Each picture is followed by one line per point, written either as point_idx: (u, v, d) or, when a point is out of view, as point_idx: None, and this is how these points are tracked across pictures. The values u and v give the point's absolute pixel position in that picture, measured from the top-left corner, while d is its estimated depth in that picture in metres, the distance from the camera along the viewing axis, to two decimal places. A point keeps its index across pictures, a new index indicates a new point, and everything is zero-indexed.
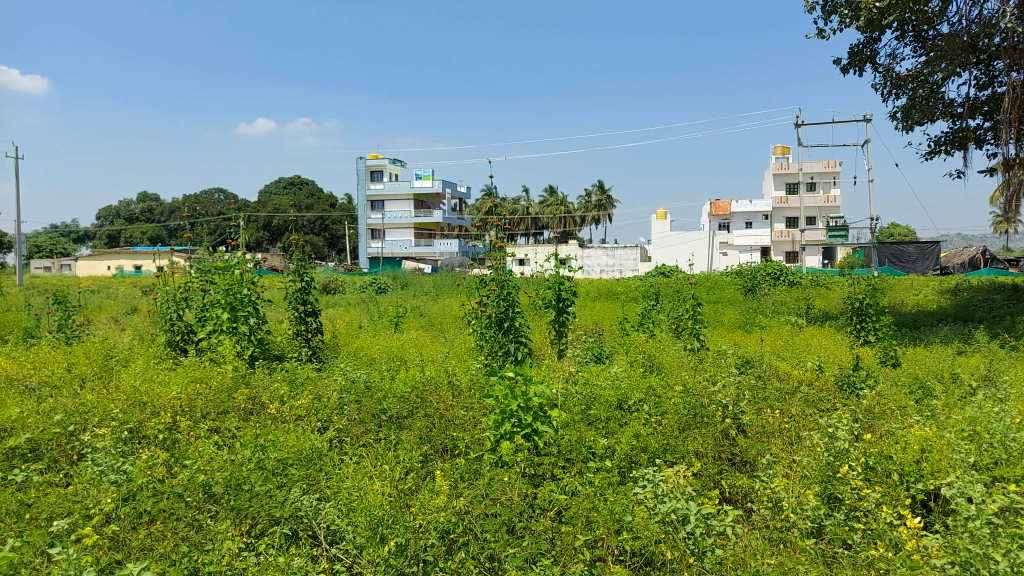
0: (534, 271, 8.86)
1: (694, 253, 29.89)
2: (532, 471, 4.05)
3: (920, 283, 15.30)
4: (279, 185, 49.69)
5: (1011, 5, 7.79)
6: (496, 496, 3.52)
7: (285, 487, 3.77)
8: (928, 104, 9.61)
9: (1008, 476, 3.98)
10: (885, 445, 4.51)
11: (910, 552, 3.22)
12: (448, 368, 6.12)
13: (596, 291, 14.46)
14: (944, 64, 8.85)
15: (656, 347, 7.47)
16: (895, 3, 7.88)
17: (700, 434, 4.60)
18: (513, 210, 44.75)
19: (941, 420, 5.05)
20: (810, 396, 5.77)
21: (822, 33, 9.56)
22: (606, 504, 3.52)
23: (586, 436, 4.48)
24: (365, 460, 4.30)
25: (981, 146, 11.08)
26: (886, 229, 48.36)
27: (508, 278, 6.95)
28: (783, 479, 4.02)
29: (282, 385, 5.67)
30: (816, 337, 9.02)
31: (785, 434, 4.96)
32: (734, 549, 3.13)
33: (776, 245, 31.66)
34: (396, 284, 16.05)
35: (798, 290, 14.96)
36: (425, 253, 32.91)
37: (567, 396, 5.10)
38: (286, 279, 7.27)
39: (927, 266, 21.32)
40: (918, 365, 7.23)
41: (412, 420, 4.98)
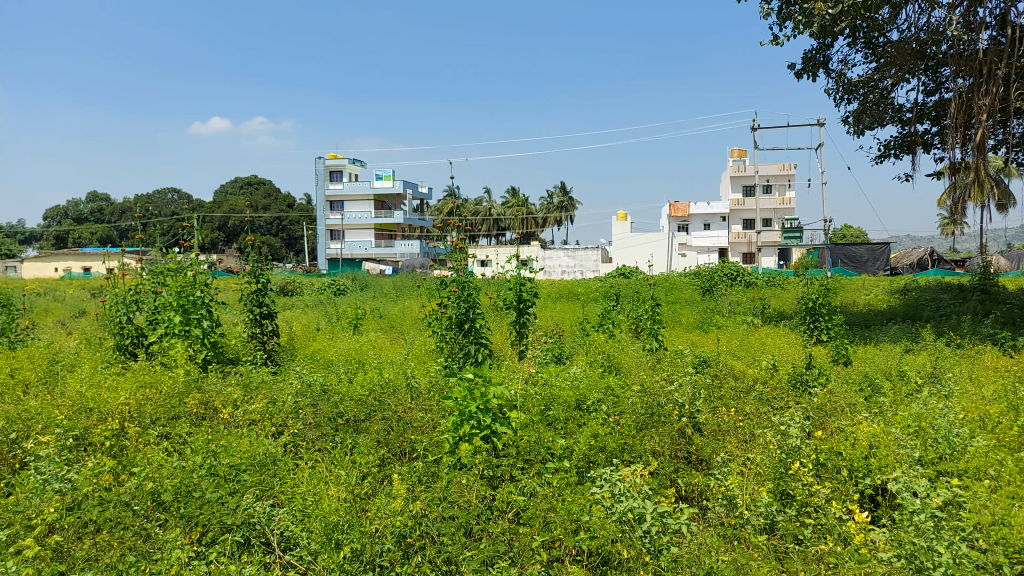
0: (496, 272, 8.85)
1: (654, 254, 30.23)
2: (491, 472, 4.03)
3: (870, 283, 15.74)
4: (235, 186, 48.69)
5: (957, 13, 8.04)
6: (454, 499, 3.49)
7: (238, 494, 3.68)
8: (878, 109, 9.89)
9: (951, 470, 4.13)
10: (835, 442, 4.61)
11: (858, 547, 3.30)
12: (406, 370, 6.07)
13: (557, 292, 14.50)
14: (894, 70, 9.11)
15: (615, 348, 7.52)
16: (846, 10, 8.07)
17: (657, 433, 4.65)
18: (475, 211, 44.71)
19: (889, 417, 5.18)
20: (764, 395, 5.87)
21: (777, 38, 9.75)
22: (563, 504, 3.52)
23: (545, 436, 4.49)
24: (320, 465, 4.24)
25: (929, 150, 11.43)
26: (839, 232, 49.69)
27: (469, 279, 6.92)
28: (737, 477, 4.09)
29: (236, 389, 5.55)
30: (771, 337, 9.19)
31: (740, 432, 5.04)
32: (689, 547, 3.16)
33: (733, 247, 32.16)
34: (355, 286, 15.84)
35: (755, 291, 15.23)
36: (386, 255, 32.61)
37: (526, 398, 5.11)
38: (241, 280, 7.12)
39: (877, 266, 21.99)
40: (868, 363, 7.42)
41: (369, 424, 4.92)
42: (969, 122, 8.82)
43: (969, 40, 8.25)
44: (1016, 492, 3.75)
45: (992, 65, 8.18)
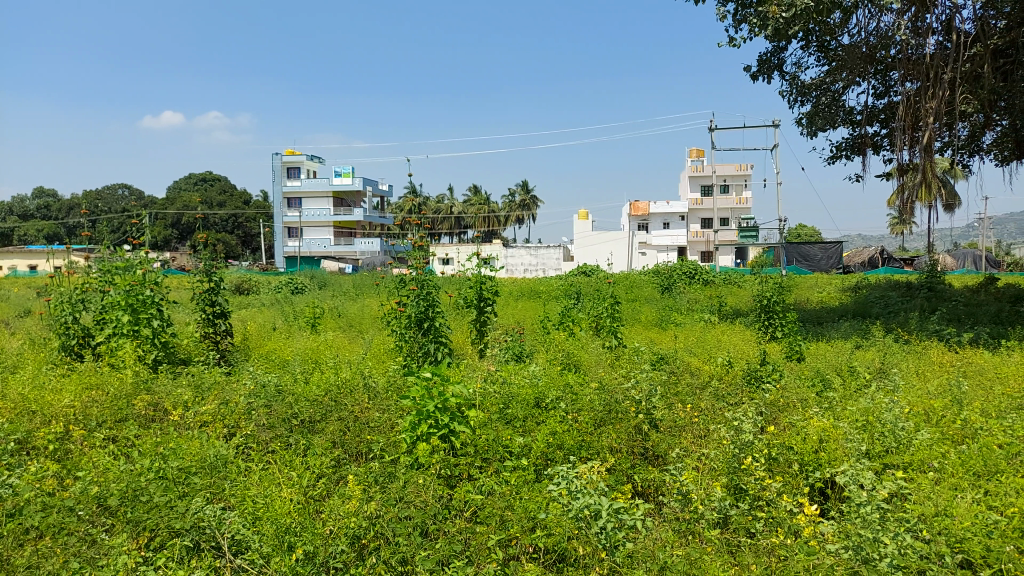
0: (456, 271, 8.81)
1: (614, 253, 30.50)
2: (449, 472, 4.02)
3: (823, 281, 16.12)
4: (189, 182, 47.60)
5: (905, 19, 8.25)
6: (410, 499, 3.46)
7: (187, 497, 3.59)
8: (830, 112, 10.12)
9: (896, 463, 4.26)
10: (787, 436, 4.71)
11: (807, 538, 3.37)
12: (364, 370, 5.99)
13: (518, 290, 14.50)
14: (846, 73, 9.33)
15: (575, 345, 7.56)
16: (799, 14, 8.22)
17: (614, 430, 4.68)
18: (437, 209, 44.50)
19: (838, 412, 5.31)
20: (719, 391, 5.96)
21: (732, 40, 9.88)
22: (520, 502, 3.53)
23: (503, 435, 4.49)
24: (273, 467, 4.17)
25: (878, 152, 11.75)
26: (795, 232, 50.88)
27: (428, 277, 6.86)
28: (691, 472, 4.14)
29: (187, 390, 5.42)
30: (728, 334, 9.34)
31: (696, 428, 5.11)
32: (643, 542, 3.19)
33: (692, 246, 32.58)
34: (313, 284, 15.60)
35: (712, 289, 15.46)
36: (345, 253, 32.28)
37: (484, 396, 5.11)
38: (193, 279, 6.94)
39: (831, 265, 22.56)
40: (820, 359, 7.60)
41: (324, 424, 4.85)
42: (916, 125, 9.08)
43: (917, 45, 8.49)
44: (957, 483, 3.88)
45: (938, 70, 8.43)
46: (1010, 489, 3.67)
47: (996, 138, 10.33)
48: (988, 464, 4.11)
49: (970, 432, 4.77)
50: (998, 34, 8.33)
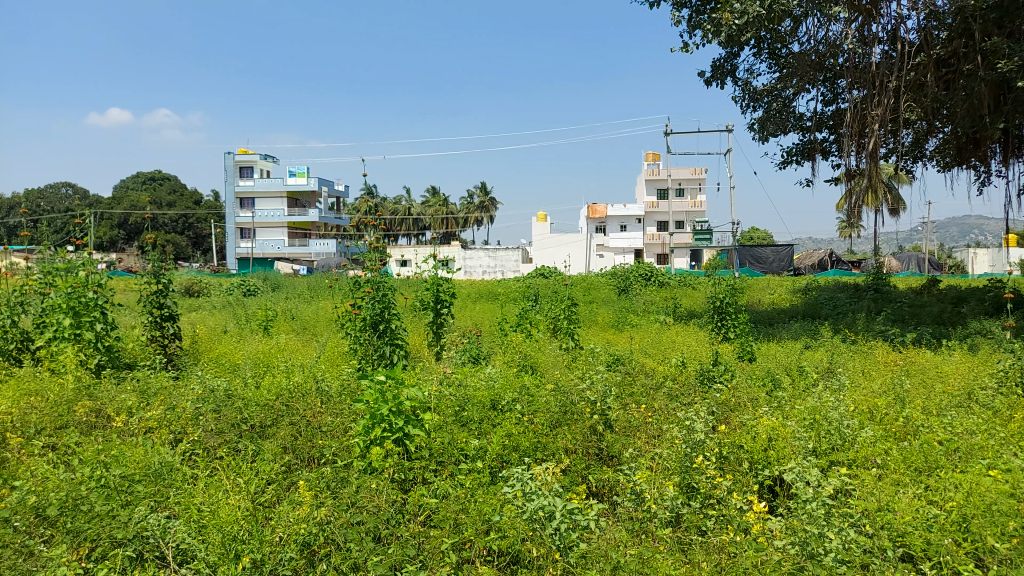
0: (413, 272, 8.75)
1: (571, 256, 30.72)
2: (402, 476, 3.99)
3: (775, 283, 16.47)
4: (137, 181, 46.27)
5: (852, 28, 8.49)
6: (363, 504, 3.42)
7: (130, 506, 3.48)
8: (781, 117, 10.36)
9: (842, 460, 4.38)
10: (737, 435, 4.79)
11: (756, 535, 3.43)
12: (317, 373, 5.89)
13: (476, 292, 14.45)
14: (796, 80, 9.55)
15: (532, 347, 7.57)
16: (751, 21, 8.39)
17: (569, 431, 4.69)
18: (394, 210, 44.17)
19: (787, 411, 5.43)
20: (672, 391, 6.05)
21: (686, 46, 10.02)
22: (474, 504, 3.51)
23: (458, 437, 4.47)
24: (220, 474, 4.07)
25: (827, 157, 12.06)
26: (748, 235, 52.08)
27: (384, 279, 6.77)
28: (645, 472, 4.18)
29: (131, 395, 5.27)
30: (681, 335, 9.48)
31: (650, 428, 5.16)
32: (597, 542, 3.21)
33: (648, 248, 33.04)
34: (267, 286, 15.31)
35: (668, 290, 15.67)
36: (300, 254, 31.81)
37: (440, 399, 5.08)
38: (140, 281, 6.73)
39: (782, 267, 23.10)
40: (771, 359, 7.77)
41: (275, 429, 4.77)
42: (862, 132, 9.35)
43: (863, 54, 8.73)
44: (897, 479, 4.01)
45: (883, 78, 8.69)
46: (949, 485, 3.78)
47: (938, 145, 10.68)
48: (928, 460, 4.26)
49: (912, 429, 4.94)
50: (940, 44, 8.61)
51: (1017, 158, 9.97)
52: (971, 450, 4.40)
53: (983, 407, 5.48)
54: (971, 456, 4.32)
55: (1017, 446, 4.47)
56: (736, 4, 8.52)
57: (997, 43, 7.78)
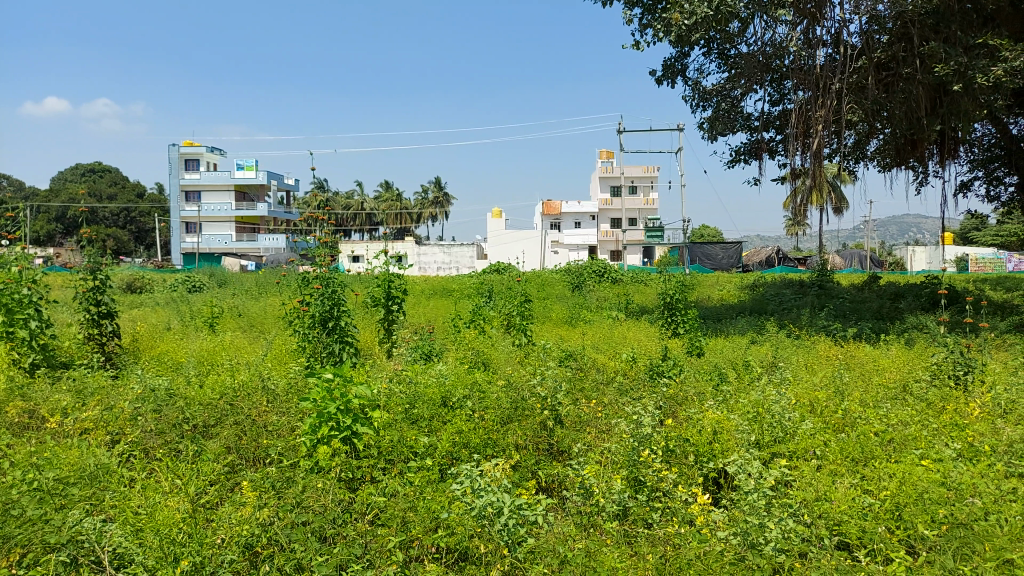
0: (364, 268, 8.64)
1: (525, 252, 30.91)
2: (350, 475, 3.94)
3: (724, 279, 16.80)
4: (75, 173, 44.59)
5: (797, 31, 8.71)
6: (308, 504, 3.37)
7: (64, 510, 3.35)
8: (729, 117, 10.57)
9: (783, 452, 4.49)
10: (683, 429, 4.88)
11: (700, 527, 3.50)
12: (263, 371, 5.78)
13: (429, 289, 14.37)
14: (744, 81, 9.76)
15: (485, 343, 7.57)
16: (701, 21, 8.54)
17: (520, 427, 4.71)
18: (347, 206, 43.62)
19: (732, 404, 5.55)
20: (622, 386, 6.13)
21: (638, 44, 10.13)
22: (423, 502, 3.50)
23: (408, 435, 4.45)
24: (160, 476, 3.96)
25: (773, 156, 12.34)
26: (699, 233, 53.10)
27: (333, 275, 6.66)
28: (593, 466, 4.21)
29: (66, 396, 5.09)
30: (633, 331, 9.60)
31: (600, 423, 5.22)
32: (545, 537, 3.23)
33: (601, 245, 33.40)
34: (212, 281, 14.94)
35: (620, 287, 15.84)
36: (248, 249, 31.26)
37: (390, 397, 5.04)
38: (76, 277, 6.49)
39: (731, 264, 23.62)
40: (718, 354, 7.94)
41: (219, 429, 4.66)
42: (807, 132, 9.61)
43: (808, 56, 8.97)
44: (835, 469, 4.14)
45: (827, 80, 8.95)
46: (883, 474, 3.91)
47: (879, 146, 11.05)
48: (864, 451, 4.41)
49: (850, 421, 5.10)
50: (881, 49, 8.89)
51: (952, 159, 10.39)
52: (904, 440, 4.57)
53: (917, 399, 5.70)
54: (905, 447, 4.50)
55: (947, 436, 4.66)
56: (685, 4, 8.65)
57: (934, 48, 8.08)
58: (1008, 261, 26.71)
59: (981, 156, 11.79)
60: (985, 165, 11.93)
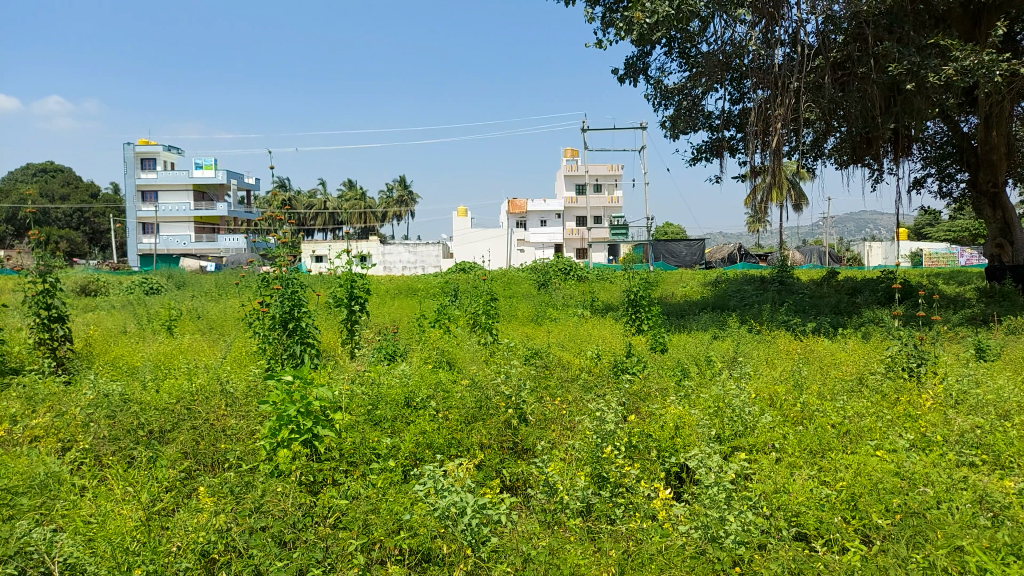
0: (326, 268, 8.51)
1: (491, 251, 30.88)
2: (310, 478, 3.89)
3: (688, 276, 17.00)
4: (26, 173, 43.24)
5: (756, 30, 8.82)
6: (267, 508, 3.31)
7: (11, 521, 3.22)
8: (691, 115, 10.68)
9: (743, 446, 4.55)
10: (646, 425, 4.92)
11: (662, 521, 3.53)
12: (221, 375, 5.66)
13: (394, 289, 14.27)
14: (704, 79, 9.86)
15: (449, 343, 7.53)
16: (662, 20, 8.60)
17: (484, 426, 4.68)
18: (309, 205, 43.10)
19: (694, 399, 5.60)
20: (586, 383, 6.16)
21: (600, 43, 10.17)
22: (385, 504, 3.46)
23: (370, 437, 4.40)
24: (113, 484, 3.85)
25: (734, 154, 12.51)
26: (663, 230, 53.73)
27: (293, 276, 6.55)
28: (557, 464, 4.21)
29: (15, 404, 4.93)
30: (598, 328, 9.65)
31: (564, 420, 5.23)
32: (509, 536, 3.22)
33: (567, 243, 33.95)
34: (170, 284, 14.61)
35: (586, 285, 15.92)
36: (208, 250, 30.64)
37: (351, 399, 4.98)
38: (24, 280, 6.28)
39: (695, 261, 23.95)
40: (681, 349, 8.02)
41: (176, 434, 4.55)
42: (766, 131, 9.76)
43: (767, 55, 9.10)
44: (793, 462, 4.21)
45: (785, 79, 9.09)
46: (840, 465, 3.98)
47: (836, 144, 11.28)
48: (822, 443, 4.50)
49: (808, 414, 5.20)
50: (837, 48, 9.06)
51: (906, 157, 10.66)
52: (860, 432, 4.68)
53: (872, 391, 5.84)
54: (860, 438, 4.60)
55: (901, 426, 4.78)
56: (647, 3, 8.70)
57: (887, 47, 8.28)
58: (960, 255, 27.59)
59: (933, 154, 12.12)
60: (937, 162, 12.28)
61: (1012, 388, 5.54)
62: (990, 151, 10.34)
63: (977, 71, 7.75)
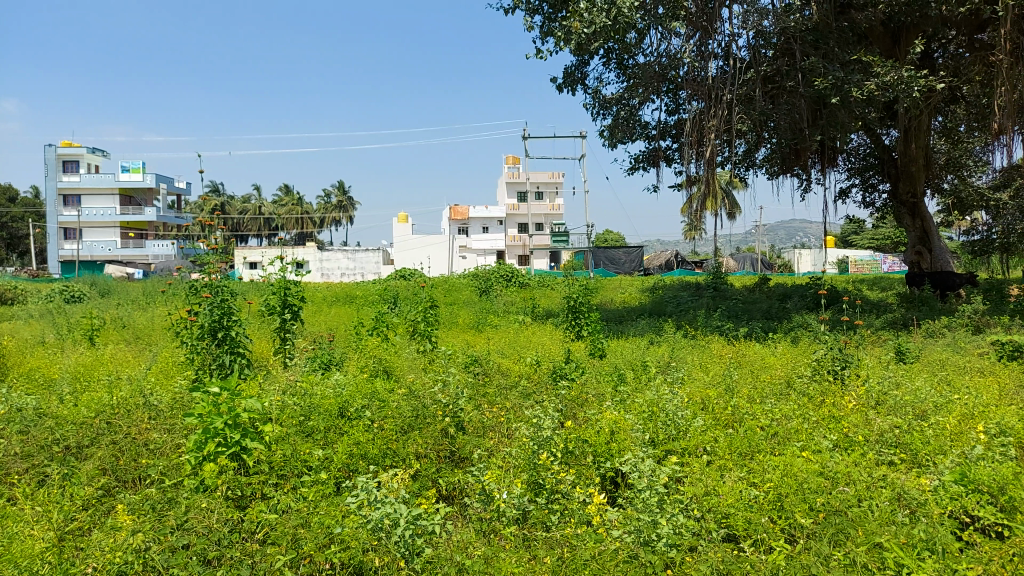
0: (259, 276, 8.27)
1: (431, 257, 30.69)
2: (237, 493, 3.76)
3: (626, 282, 17.28)
4: None
5: (690, 43, 9.04)
6: (191, 525, 3.18)
7: None
8: (628, 125, 10.86)
9: (676, 449, 4.63)
10: (583, 430, 4.97)
11: (596, 527, 3.55)
12: (145, 387, 5.44)
13: (332, 296, 14.04)
14: (641, 90, 10.05)
15: (387, 351, 7.44)
16: (599, 30, 8.72)
17: (420, 435, 4.63)
18: (243, 210, 41.98)
19: (629, 404, 5.68)
20: (524, 390, 6.18)
21: (539, 52, 10.24)
22: (316, 517, 3.37)
23: (301, 448, 4.31)
24: (23, 504, 3.64)
25: (669, 163, 12.78)
26: (603, 238, 54.62)
27: (224, 283, 6.35)
28: (493, 472, 4.18)
29: None
30: (537, 335, 9.70)
31: (501, 428, 5.22)
32: (442, 546, 3.19)
33: (510, 250, 33.51)
34: (93, 292, 13.98)
35: (527, 291, 16.00)
36: (135, 257, 29.43)
37: (282, 410, 4.85)
38: None
39: (633, 268, 24.39)
40: (619, 355, 8.14)
41: (94, 449, 4.35)
42: (700, 141, 10.00)
43: (701, 68, 9.34)
44: (723, 464, 4.30)
45: (718, 91, 9.34)
46: (768, 466, 4.08)
47: (766, 154, 11.67)
48: (751, 446, 4.62)
49: (738, 417, 5.34)
50: (766, 62, 9.35)
51: (831, 168, 11.11)
52: (787, 434, 4.83)
53: (799, 393, 6.03)
54: (788, 440, 4.74)
55: (826, 428, 4.94)
56: (584, 13, 8.81)
57: (814, 62, 8.62)
58: (883, 262, 28.90)
59: (857, 165, 12.67)
60: (862, 173, 12.83)
61: (929, 389, 5.81)
62: (908, 163, 10.86)
63: (896, 86, 8.16)
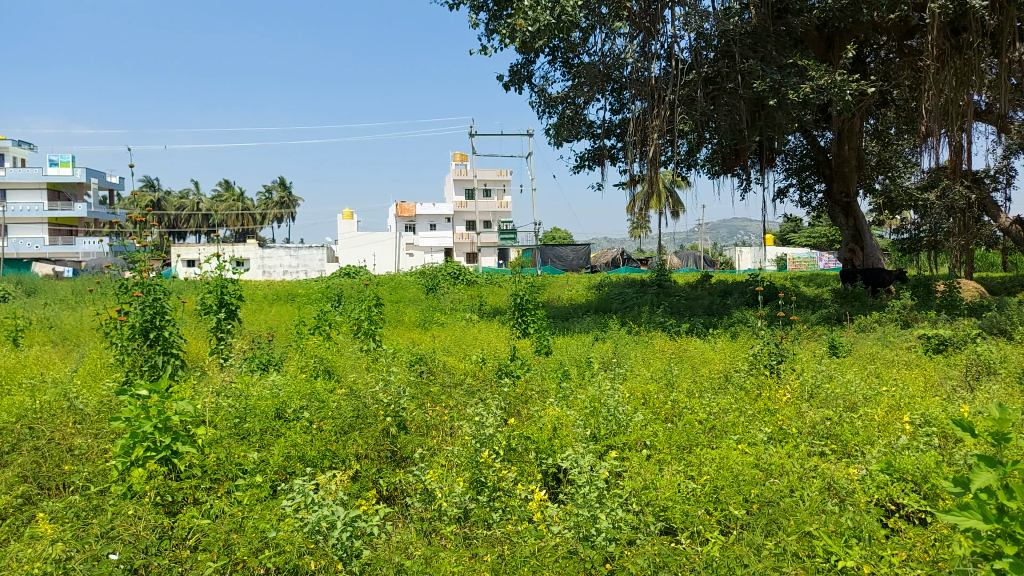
0: (194, 275, 7.99)
1: (378, 254, 30.37)
2: (168, 498, 3.63)
3: (573, 279, 17.43)
4: None
5: (634, 43, 9.14)
6: (118, 534, 3.05)
7: None
8: (573, 124, 10.92)
9: (616, 444, 4.69)
10: (525, 427, 4.98)
11: (537, 523, 3.55)
12: (71, 390, 5.22)
13: (273, 294, 13.73)
14: (586, 89, 10.13)
15: (329, 350, 7.31)
16: (544, 29, 8.73)
17: (360, 436, 4.56)
18: (181, 206, 40.65)
19: (571, 401, 5.72)
20: (468, 387, 6.17)
21: (484, 49, 10.16)
22: (250, 522, 3.28)
23: (236, 452, 4.20)
24: None
25: (614, 161, 12.93)
26: (551, 236, 55.00)
27: (156, 282, 6.14)
28: (435, 471, 4.14)
29: None
30: (483, 332, 9.69)
31: (444, 427, 5.18)
32: (381, 547, 3.14)
33: (460, 245, 33.70)
34: (17, 292, 13.35)
35: (474, 289, 15.97)
36: (64, 254, 28.13)
37: (216, 413, 4.71)
38: None
39: (580, 265, 24.74)
40: (564, 352, 8.21)
41: (14, 456, 4.16)
42: (644, 140, 10.16)
43: (645, 68, 9.46)
44: (662, 458, 4.37)
45: (661, 91, 9.49)
46: (705, 459, 4.16)
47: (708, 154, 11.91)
48: (689, 439, 4.71)
49: (677, 412, 5.44)
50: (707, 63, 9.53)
51: (770, 167, 11.41)
52: (724, 427, 4.95)
53: (737, 387, 6.18)
54: (724, 433, 4.86)
55: (761, 421, 5.08)
56: (529, 11, 8.80)
57: (753, 65, 8.84)
58: (819, 260, 29.91)
59: (795, 165, 13.05)
60: (799, 173, 13.22)
61: (858, 381, 6.03)
62: (842, 164, 11.25)
63: (830, 89, 8.44)
